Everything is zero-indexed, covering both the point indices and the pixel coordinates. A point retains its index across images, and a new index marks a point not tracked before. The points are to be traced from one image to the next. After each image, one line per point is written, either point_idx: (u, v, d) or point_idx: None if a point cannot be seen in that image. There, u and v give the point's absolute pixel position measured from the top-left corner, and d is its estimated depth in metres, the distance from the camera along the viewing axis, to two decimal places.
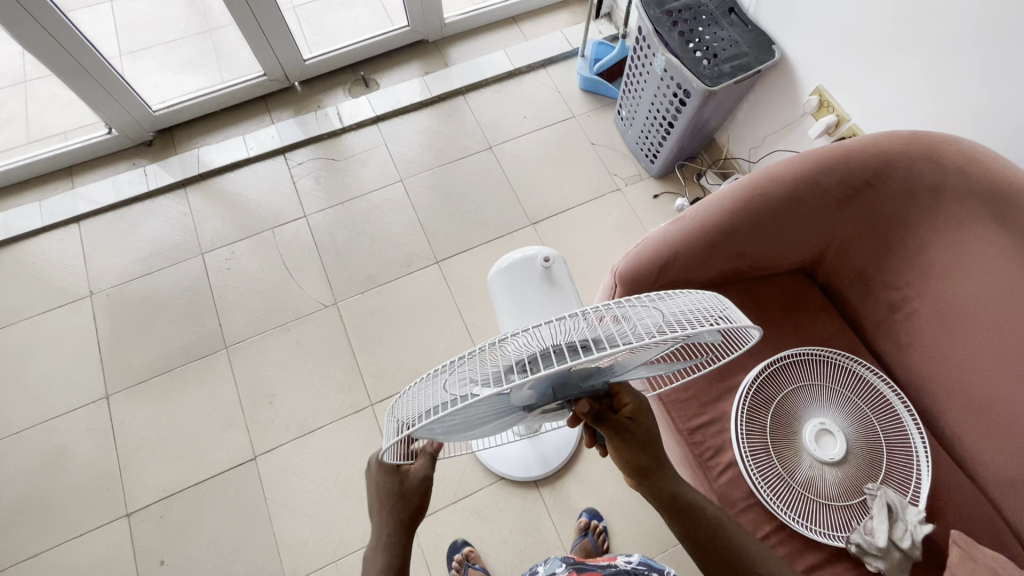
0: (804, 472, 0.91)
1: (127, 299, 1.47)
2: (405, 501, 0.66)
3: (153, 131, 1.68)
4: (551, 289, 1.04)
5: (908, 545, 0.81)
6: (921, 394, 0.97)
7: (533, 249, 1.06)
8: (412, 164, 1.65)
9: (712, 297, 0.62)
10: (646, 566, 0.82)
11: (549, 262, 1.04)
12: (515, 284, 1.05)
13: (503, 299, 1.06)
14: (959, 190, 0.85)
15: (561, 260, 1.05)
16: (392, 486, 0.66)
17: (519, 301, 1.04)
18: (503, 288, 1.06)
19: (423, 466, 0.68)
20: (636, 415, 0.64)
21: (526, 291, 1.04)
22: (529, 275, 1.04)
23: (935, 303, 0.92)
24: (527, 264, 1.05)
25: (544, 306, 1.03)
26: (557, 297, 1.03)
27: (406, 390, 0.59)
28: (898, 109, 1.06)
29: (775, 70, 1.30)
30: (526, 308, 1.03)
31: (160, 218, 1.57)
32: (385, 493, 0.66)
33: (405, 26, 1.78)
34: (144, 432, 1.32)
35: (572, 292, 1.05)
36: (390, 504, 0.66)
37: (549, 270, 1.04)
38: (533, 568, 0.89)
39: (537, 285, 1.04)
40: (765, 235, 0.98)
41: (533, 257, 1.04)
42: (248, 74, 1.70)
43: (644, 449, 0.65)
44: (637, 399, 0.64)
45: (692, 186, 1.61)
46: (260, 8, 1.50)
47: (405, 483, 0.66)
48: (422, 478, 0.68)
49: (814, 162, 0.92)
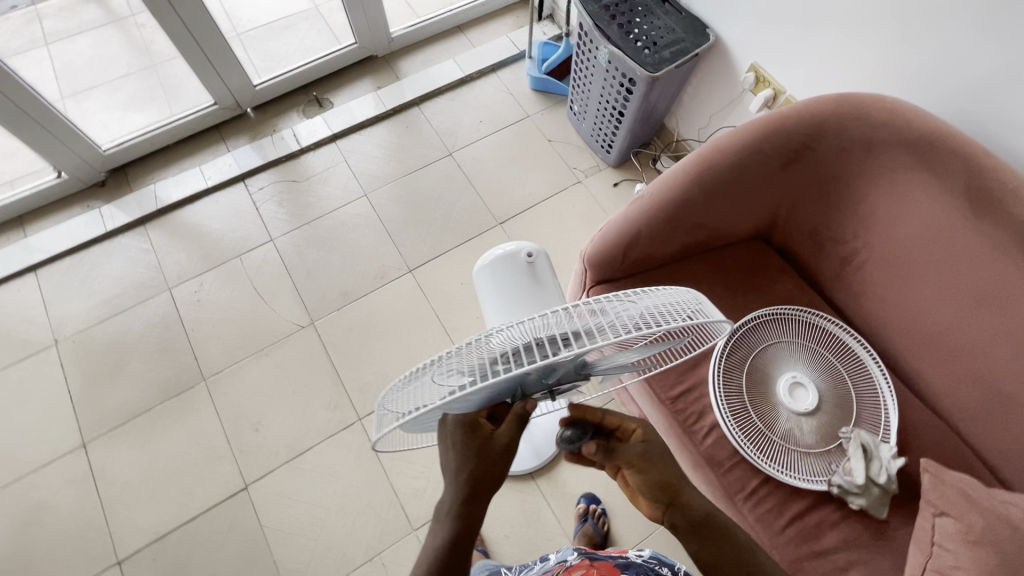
0: (782, 426, 0.95)
1: (95, 343, 1.43)
2: (486, 468, 0.60)
3: (105, 171, 1.65)
4: (535, 286, 0.95)
5: (885, 480, 0.86)
6: (880, 338, 1.04)
7: (515, 245, 0.98)
8: (375, 178, 1.66)
9: (689, 292, 0.63)
10: (658, 560, 0.83)
11: (532, 258, 0.96)
12: (500, 282, 0.96)
13: (485, 299, 0.98)
14: (888, 143, 0.91)
15: (545, 257, 0.98)
16: (473, 448, 0.59)
17: (501, 299, 0.96)
18: (485, 287, 0.98)
19: (509, 433, 0.61)
20: (650, 433, 0.68)
21: (509, 290, 0.95)
22: (512, 272, 0.96)
23: (880, 251, 0.98)
24: (510, 261, 0.96)
25: (528, 304, 0.94)
26: (542, 295, 0.94)
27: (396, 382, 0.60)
28: (828, 77, 1.13)
29: (712, 53, 1.36)
30: (508, 306, 0.95)
31: (121, 258, 1.54)
32: (466, 455, 0.59)
33: (353, 44, 1.79)
34: (127, 476, 1.29)
35: (554, 286, 0.96)
36: (468, 470, 0.60)
37: (533, 267, 0.96)
38: (548, 558, 0.91)
39: (520, 283, 0.95)
40: (720, 205, 1.03)
41: (516, 252, 0.96)
42: (199, 105, 1.69)
43: (668, 472, 0.65)
44: (642, 425, 0.68)
45: (648, 171, 1.67)
46: (204, 37, 1.49)
47: (488, 447, 0.60)
48: (506, 446, 0.60)
49: (756, 132, 0.97)
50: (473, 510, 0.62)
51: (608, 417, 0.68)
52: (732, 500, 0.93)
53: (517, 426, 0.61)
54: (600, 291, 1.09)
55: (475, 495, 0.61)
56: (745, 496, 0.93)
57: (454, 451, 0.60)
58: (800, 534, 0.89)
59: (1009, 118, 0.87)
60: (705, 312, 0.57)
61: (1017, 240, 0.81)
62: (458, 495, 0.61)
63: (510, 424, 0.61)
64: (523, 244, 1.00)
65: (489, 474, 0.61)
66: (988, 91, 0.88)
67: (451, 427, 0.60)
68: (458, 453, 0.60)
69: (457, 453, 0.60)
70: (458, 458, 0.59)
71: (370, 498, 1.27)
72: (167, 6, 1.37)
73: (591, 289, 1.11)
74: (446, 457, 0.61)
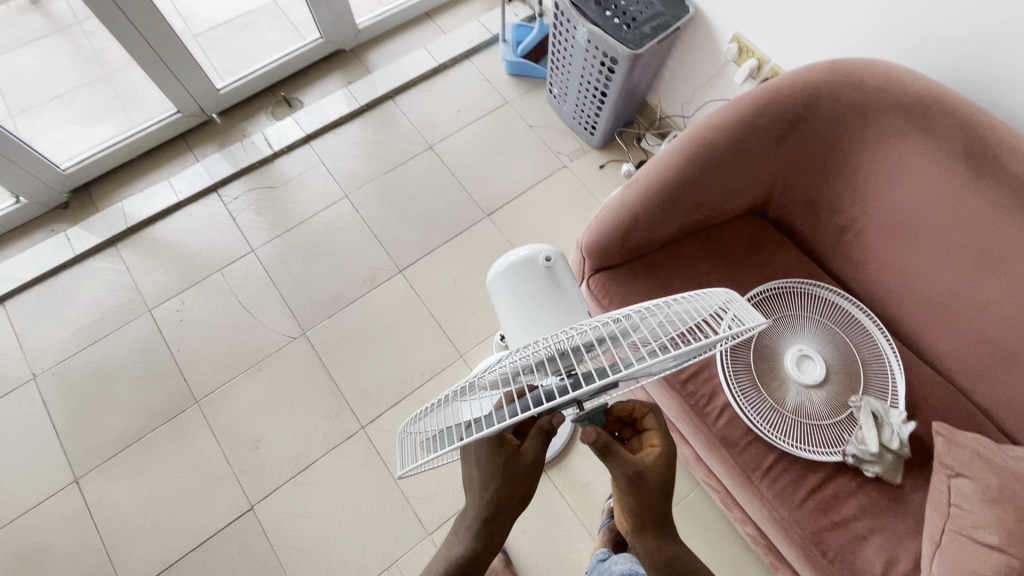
0: (793, 400, 0.94)
1: (76, 374, 1.36)
2: (511, 485, 0.59)
3: (67, 192, 1.56)
4: (555, 293, 0.86)
5: (898, 445, 0.86)
6: (881, 303, 1.04)
7: (531, 249, 0.90)
8: (355, 178, 1.60)
9: (718, 293, 0.59)
10: None
11: (551, 262, 0.88)
12: (517, 290, 0.88)
13: (502, 310, 0.90)
14: (883, 108, 0.89)
15: (564, 262, 0.89)
16: (499, 465, 0.58)
17: (520, 310, 0.87)
18: (501, 296, 0.90)
19: (534, 450, 0.59)
20: (658, 462, 0.65)
21: (527, 297, 0.87)
22: (530, 278, 0.87)
23: (878, 219, 0.97)
24: (526, 266, 0.88)
25: (550, 315, 0.85)
26: (563, 303, 0.86)
27: (419, 411, 0.62)
28: (814, 43, 1.11)
29: (692, 25, 1.33)
30: (527, 318, 0.86)
31: (95, 282, 1.46)
32: (492, 472, 0.58)
33: (318, 38, 1.72)
34: (126, 509, 1.24)
35: (575, 293, 0.88)
36: (494, 488, 0.59)
37: (552, 272, 0.87)
38: None
39: (540, 291, 0.86)
40: (716, 183, 1.01)
41: (532, 256, 0.88)
42: (161, 114, 1.60)
43: (650, 502, 0.64)
44: (666, 447, 0.66)
45: (633, 151, 1.64)
46: (158, 40, 1.41)
47: (514, 465, 0.58)
48: (531, 462, 0.58)
49: (750, 106, 0.95)
50: (497, 525, 0.61)
51: (650, 416, 0.69)
52: (749, 477, 0.93)
53: (541, 440, 0.59)
54: (601, 279, 1.07)
55: (499, 511, 0.60)
56: (761, 473, 0.93)
57: (480, 467, 0.59)
58: (818, 506, 0.89)
59: (1000, 74, 0.87)
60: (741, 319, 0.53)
61: (1017, 199, 0.81)
62: (483, 512, 0.60)
63: (534, 440, 0.58)
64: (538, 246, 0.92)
65: (514, 492, 0.60)
66: (979, 48, 0.87)
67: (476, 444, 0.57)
68: (484, 470, 0.58)
69: (482, 470, 0.58)
70: (484, 476, 0.58)
71: (382, 506, 1.24)
72: (116, 10, 1.29)
73: (590, 278, 1.09)
74: (472, 473, 0.60)
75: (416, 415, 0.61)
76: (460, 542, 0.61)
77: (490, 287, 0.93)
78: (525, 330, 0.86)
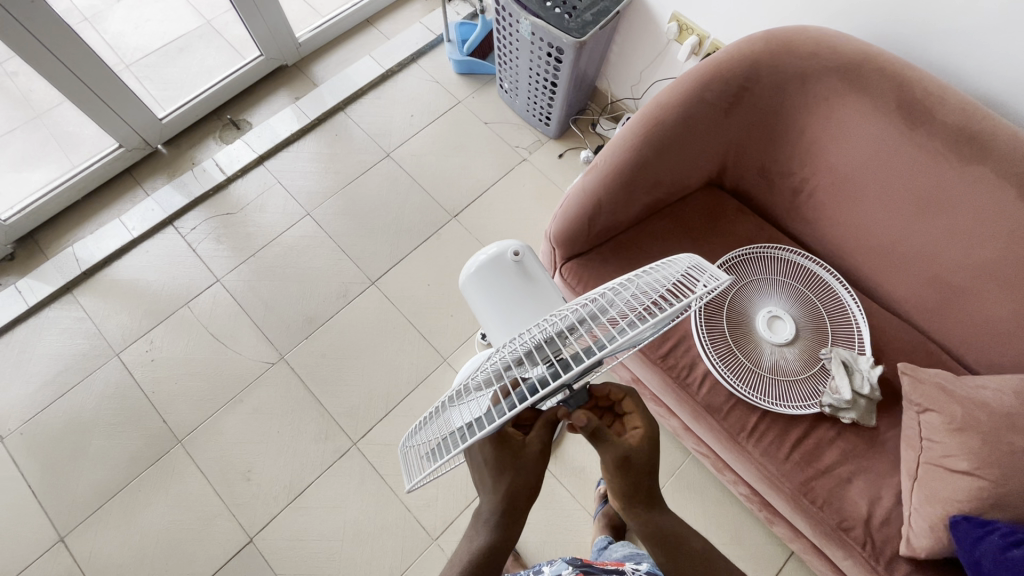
0: (769, 359, 0.98)
1: (47, 429, 1.31)
2: (518, 480, 0.60)
3: (11, 243, 1.49)
4: (530, 286, 0.88)
5: (868, 389, 0.91)
6: (838, 258, 1.09)
7: (498, 246, 0.90)
8: (315, 195, 1.58)
9: (682, 258, 0.61)
10: None
11: (520, 256, 0.88)
12: (491, 289, 0.88)
13: (479, 311, 0.91)
14: (818, 72, 0.94)
15: (531, 253, 0.90)
16: (504, 462, 0.60)
17: (497, 309, 0.88)
18: (475, 298, 0.90)
19: (539, 440, 0.62)
20: (643, 443, 0.65)
21: (503, 295, 0.88)
22: (501, 276, 0.88)
23: (828, 177, 1.01)
24: (495, 264, 0.89)
25: (529, 308, 0.86)
26: (538, 296, 0.87)
27: (416, 424, 0.64)
28: (748, 13, 1.15)
29: (632, 7, 1.35)
30: (508, 315, 0.87)
31: (55, 333, 1.40)
32: (497, 471, 0.60)
33: (259, 55, 1.68)
34: (119, 560, 1.20)
35: (550, 284, 0.89)
36: (500, 485, 0.60)
37: (522, 265, 0.88)
38: (540, 569, 0.79)
39: (513, 285, 0.88)
40: (672, 160, 1.04)
41: (501, 253, 0.88)
42: (103, 150, 1.54)
43: (637, 480, 0.66)
44: (649, 428, 0.66)
45: (590, 137, 1.67)
46: (91, 75, 1.35)
47: (523, 456, 0.61)
48: (538, 452, 0.61)
49: (694, 83, 0.98)
50: (507, 522, 0.62)
51: (628, 400, 0.67)
52: (735, 441, 0.96)
53: (544, 432, 0.62)
54: (572, 266, 1.09)
55: (507, 506, 0.61)
56: (746, 434, 0.96)
57: (484, 467, 0.60)
58: (804, 457, 0.93)
59: (924, 32, 0.93)
60: (705, 277, 0.55)
61: (951, 145, 0.86)
62: (490, 508, 0.61)
63: (540, 429, 0.62)
64: (504, 242, 0.92)
65: (522, 485, 0.61)
66: (900, 7, 0.93)
67: (477, 447, 0.59)
68: (488, 469, 0.60)
69: (485, 469, 0.60)
70: (491, 475, 0.60)
71: (384, 518, 1.24)
72: (40, 47, 1.23)
73: (562, 267, 1.11)
74: (477, 473, 0.62)
75: (417, 428, 0.64)
76: (472, 540, 0.62)
77: (463, 291, 0.93)
78: (508, 327, 0.87)
